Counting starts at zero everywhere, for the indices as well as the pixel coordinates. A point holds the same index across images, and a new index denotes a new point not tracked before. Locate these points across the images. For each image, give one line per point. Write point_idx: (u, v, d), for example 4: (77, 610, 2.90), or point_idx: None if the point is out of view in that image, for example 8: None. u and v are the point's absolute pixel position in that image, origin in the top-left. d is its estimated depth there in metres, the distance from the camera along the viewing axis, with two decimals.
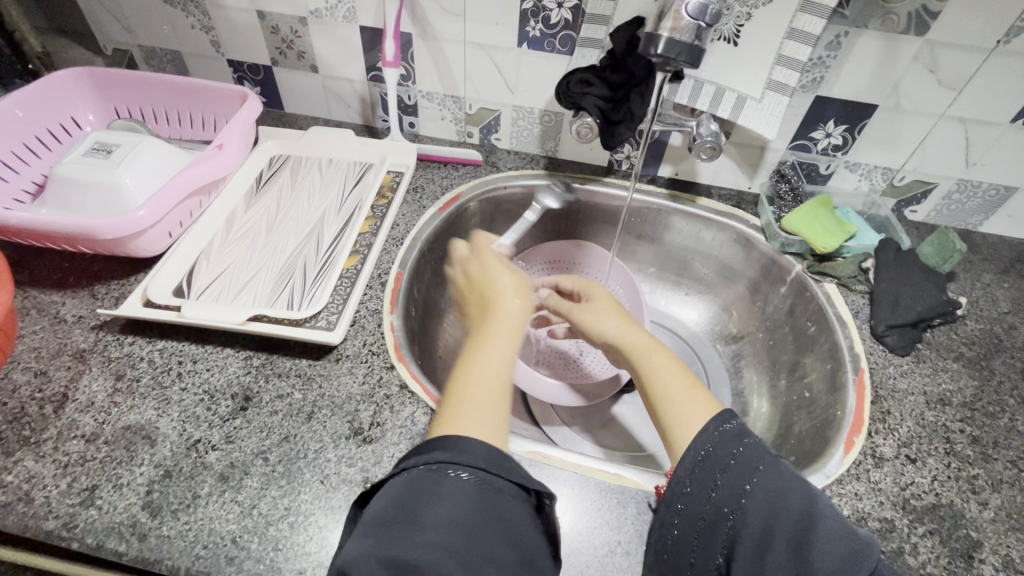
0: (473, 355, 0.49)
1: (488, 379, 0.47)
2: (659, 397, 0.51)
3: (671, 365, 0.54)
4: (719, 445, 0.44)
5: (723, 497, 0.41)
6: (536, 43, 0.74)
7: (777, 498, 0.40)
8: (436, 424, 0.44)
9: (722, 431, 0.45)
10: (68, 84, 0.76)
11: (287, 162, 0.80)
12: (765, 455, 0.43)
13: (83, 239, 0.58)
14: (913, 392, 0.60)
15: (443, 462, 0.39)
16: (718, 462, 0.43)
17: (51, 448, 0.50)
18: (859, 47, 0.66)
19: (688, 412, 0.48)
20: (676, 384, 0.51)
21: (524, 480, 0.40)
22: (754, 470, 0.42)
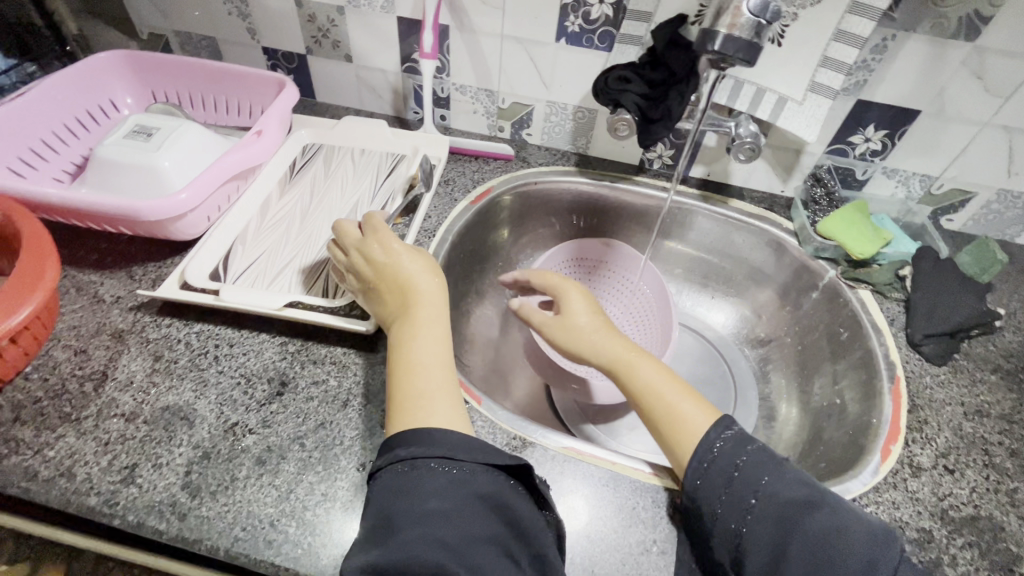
0: (408, 342, 0.51)
1: (434, 367, 0.50)
2: (658, 410, 0.50)
3: (655, 372, 0.52)
4: (724, 454, 0.45)
5: (733, 502, 0.43)
6: (574, 38, 0.73)
7: (779, 504, 0.41)
8: (396, 419, 0.47)
9: (723, 440, 0.46)
10: (107, 66, 0.76)
11: (320, 151, 0.80)
12: (769, 462, 0.44)
13: (125, 220, 0.58)
14: (950, 403, 0.60)
15: (419, 460, 0.43)
16: (721, 473, 0.45)
17: (92, 425, 0.50)
18: (905, 52, 0.65)
19: (689, 422, 0.48)
20: (670, 392, 0.51)
21: (497, 464, 0.44)
22: (762, 476, 0.43)
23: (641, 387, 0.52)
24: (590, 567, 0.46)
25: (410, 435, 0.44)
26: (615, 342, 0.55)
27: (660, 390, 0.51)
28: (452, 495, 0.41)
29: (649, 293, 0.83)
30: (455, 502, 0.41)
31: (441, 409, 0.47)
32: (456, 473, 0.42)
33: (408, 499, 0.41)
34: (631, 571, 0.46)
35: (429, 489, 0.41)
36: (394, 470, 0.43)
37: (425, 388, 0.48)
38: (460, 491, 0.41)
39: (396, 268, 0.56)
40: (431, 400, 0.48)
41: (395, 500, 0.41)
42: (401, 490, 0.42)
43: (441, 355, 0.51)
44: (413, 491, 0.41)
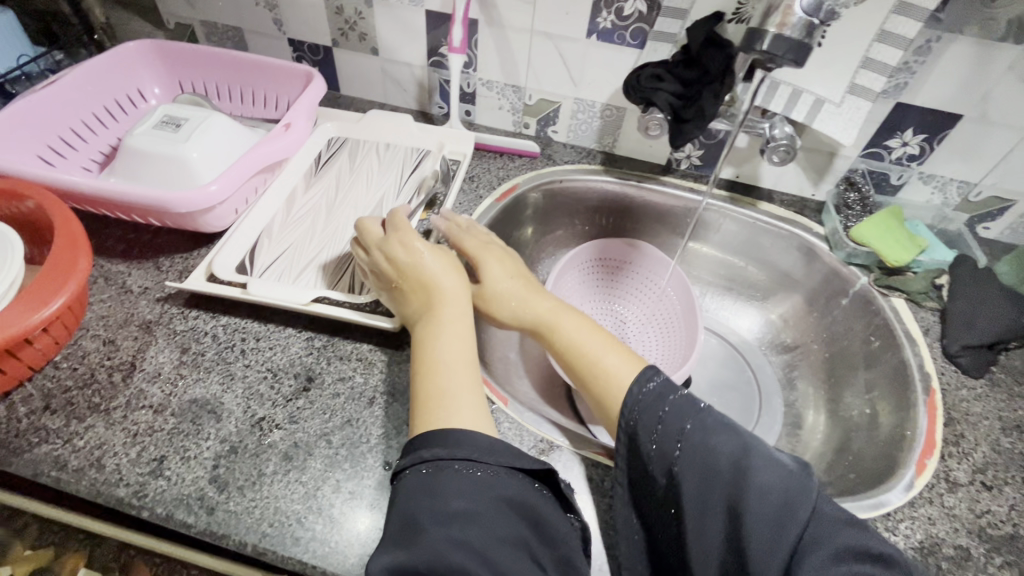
0: (429, 342, 0.51)
1: (455, 365, 0.50)
2: (586, 364, 0.51)
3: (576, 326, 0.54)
4: (645, 405, 0.44)
5: (660, 454, 0.42)
6: (606, 34, 0.72)
7: (708, 456, 0.40)
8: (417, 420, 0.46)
9: (645, 391, 0.45)
10: (135, 56, 0.76)
11: (346, 145, 0.79)
12: (690, 407, 0.43)
13: (155, 211, 0.58)
14: (988, 417, 0.58)
15: (444, 459, 0.42)
16: (650, 426, 0.43)
17: (121, 416, 0.50)
18: (950, 54, 0.63)
19: (614, 373, 0.49)
20: (593, 343, 0.52)
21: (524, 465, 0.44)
22: (686, 423, 0.42)
23: (568, 344, 0.53)
24: None
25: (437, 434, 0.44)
26: (542, 300, 0.57)
27: (585, 344, 0.52)
28: (477, 497, 0.40)
29: (673, 297, 0.81)
30: (482, 505, 0.40)
31: (465, 410, 0.46)
32: (482, 475, 0.42)
33: (432, 498, 0.40)
34: None
35: (455, 490, 0.40)
36: (421, 471, 0.42)
37: (449, 387, 0.48)
38: (487, 494, 0.41)
39: (424, 269, 0.55)
40: (455, 400, 0.47)
41: (420, 499, 0.40)
42: (425, 490, 0.41)
43: (465, 356, 0.51)
44: (434, 489, 0.41)
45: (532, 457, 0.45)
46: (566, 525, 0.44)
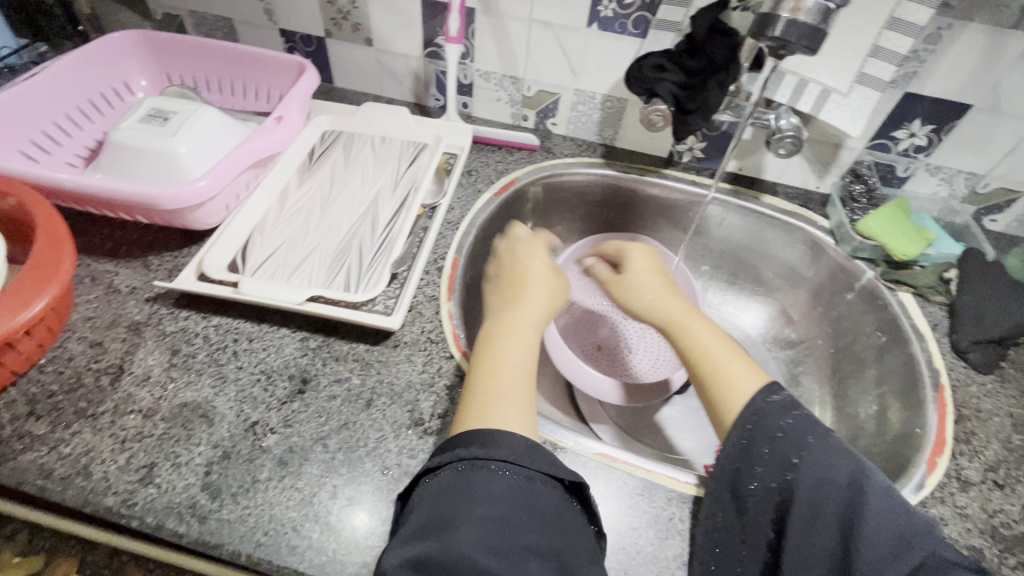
0: (497, 346, 0.51)
1: (516, 371, 0.49)
2: (706, 371, 0.51)
3: (712, 335, 0.54)
4: (771, 416, 0.45)
5: (773, 468, 0.44)
6: (607, 23, 0.70)
7: (823, 474, 0.41)
8: (463, 419, 0.46)
9: (770, 402, 0.46)
10: (121, 47, 0.74)
11: (340, 138, 0.77)
12: (815, 428, 0.44)
13: (142, 207, 0.56)
14: (998, 413, 0.57)
15: (481, 459, 0.41)
16: (764, 435, 0.45)
17: (109, 421, 0.48)
18: (960, 42, 0.61)
19: (734, 382, 0.49)
20: (713, 353, 0.52)
21: (553, 469, 0.42)
22: (802, 450, 0.43)
23: (695, 349, 0.53)
24: None
25: (477, 436, 0.43)
26: (673, 304, 0.58)
27: (709, 349, 0.52)
28: (509, 502, 0.39)
29: None
30: (512, 510, 0.38)
31: (515, 414, 0.46)
32: (516, 478, 0.40)
33: (464, 500, 0.39)
34: None
35: (486, 494, 0.39)
36: (454, 470, 0.41)
37: (507, 388, 0.47)
38: (519, 499, 0.39)
39: (526, 268, 0.59)
40: (511, 402, 0.47)
41: (451, 501, 0.39)
42: (456, 491, 0.39)
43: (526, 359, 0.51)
44: (467, 490, 0.39)
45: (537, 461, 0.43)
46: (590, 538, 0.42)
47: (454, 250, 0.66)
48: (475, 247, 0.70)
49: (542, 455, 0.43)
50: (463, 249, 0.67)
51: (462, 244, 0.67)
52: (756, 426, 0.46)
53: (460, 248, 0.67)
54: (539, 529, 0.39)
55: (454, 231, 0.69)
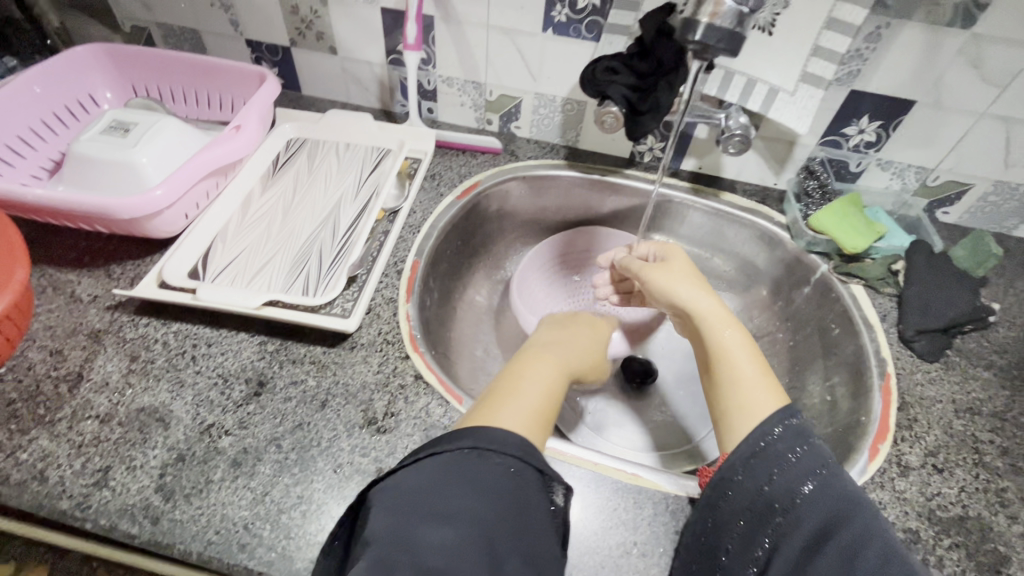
0: (519, 368, 0.53)
1: (534, 389, 0.50)
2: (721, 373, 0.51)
3: (741, 341, 0.52)
4: (783, 439, 0.43)
5: (778, 492, 0.41)
6: (561, 28, 0.71)
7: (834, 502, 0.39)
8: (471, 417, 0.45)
9: (785, 427, 0.44)
10: (86, 61, 0.75)
11: (304, 145, 0.79)
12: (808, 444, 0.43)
13: (100, 217, 0.57)
14: (941, 400, 0.59)
15: (483, 448, 0.40)
16: (776, 457, 0.43)
17: (66, 427, 0.50)
18: (900, 40, 0.63)
19: (754, 403, 0.47)
20: (750, 369, 0.50)
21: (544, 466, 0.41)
22: (811, 478, 0.41)
23: (719, 348, 0.52)
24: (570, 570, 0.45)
25: (479, 428, 0.41)
26: (703, 295, 0.56)
27: (732, 352, 0.51)
28: (504, 496, 0.37)
29: None
30: (504, 507, 0.37)
31: (521, 421, 0.45)
32: (513, 473, 0.39)
33: (459, 486, 0.37)
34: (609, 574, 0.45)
35: (484, 485, 0.38)
36: (457, 455, 0.39)
37: (524, 399, 0.48)
38: (514, 497, 0.38)
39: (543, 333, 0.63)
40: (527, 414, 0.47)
41: (439, 485, 0.37)
42: (455, 476, 0.38)
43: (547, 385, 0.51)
44: (459, 478, 0.38)
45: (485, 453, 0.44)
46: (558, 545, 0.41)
47: (414, 253, 0.68)
48: (436, 249, 0.71)
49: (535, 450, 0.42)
50: (424, 252, 0.68)
51: (422, 247, 0.69)
52: (766, 449, 0.43)
53: (420, 251, 0.68)
54: (522, 530, 0.37)
55: (415, 234, 0.70)
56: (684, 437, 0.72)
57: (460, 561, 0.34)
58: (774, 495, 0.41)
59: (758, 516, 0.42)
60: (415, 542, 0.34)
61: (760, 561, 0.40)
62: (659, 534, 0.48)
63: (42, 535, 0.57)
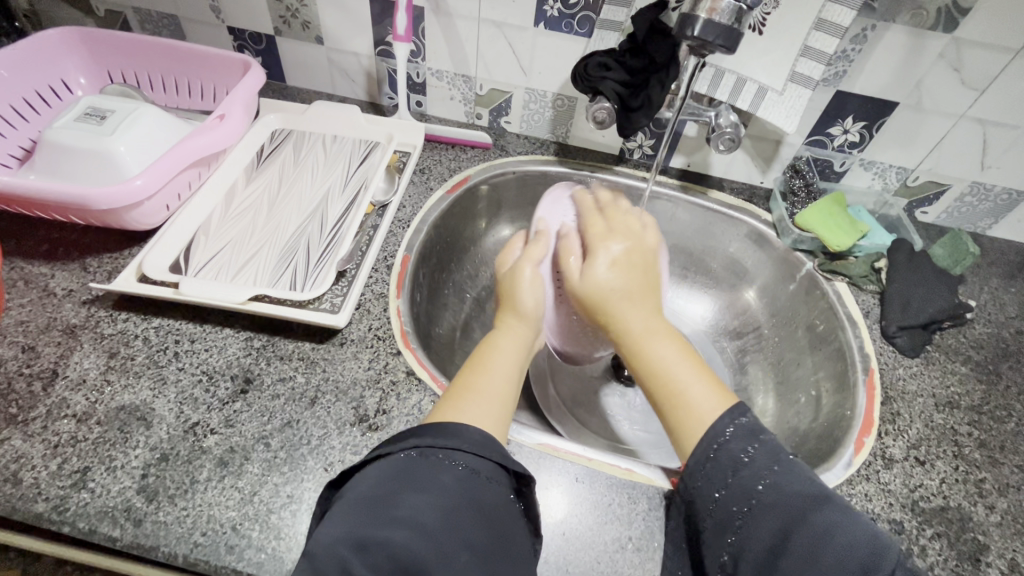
0: (487, 355, 0.52)
1: (500, 379, 0.50)
2: (656, 398, 0.47)
3: (669, 349, 0.48)
4: (736, 439, 0.42)
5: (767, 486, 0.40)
6: (553, 23, 0.71)
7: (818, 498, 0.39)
8: (437, 411, 0.47)
9: (738, 425, 0.42)
10: (58, 44, 0.72)
11: (290, 137, 0.77)
12: (783, 454, 0.41)
13: (76, 208, 0.55)
14: (921, 394, 0.60)
15: (432, 447, 0.42)
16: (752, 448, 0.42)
17: (40, 427, 0.47)
18: (885, 42, 0.64)
19: (694, 412, 0.44)
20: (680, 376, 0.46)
21: (503, 460, 0.43)
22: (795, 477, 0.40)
23: (646, 355, 0.48)
24: (566, 566, 0.45)
25: (437, 427, 0.44)
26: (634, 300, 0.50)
27: (658, 362, 0.47)
28: (450, 490, 0.39)
29: None
30: (452, 501, 0.39)
31: (481, 416, 0.46)
32: (461, 468, 0.41)
33: (408, 481, 0.39)
34: (605, 569, 0.45)
35: (431, 479, 0.40)
36: (405, 455, 0.42)
37: (488, 391, 0.48)
38: (462, 489, 0.40)
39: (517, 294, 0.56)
40: (488, 403, 0.47)
41: (393, 483, 0.39)
42: (404, 475, 0.40)
43: (515, 366, 0.52)
44: (412, 479, 0.40)
45: (490, 446, 0.43)
46: (525, 539, 0.42)
47: (404, 248, 0.66)
48: (426, 245, 0.70)
49: (497, 447, 0.44)
50: (413, 247, 0.67)
51: (412, 242, 0.68)
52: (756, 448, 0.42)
53: (410, 246, 0.67)
54: (474, 528, 0.38)
55: (404, 229, 0.69)
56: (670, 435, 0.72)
57: (406, 557, 0.35)
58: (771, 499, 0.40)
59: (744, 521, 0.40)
60: (361, 541, 0.35)
61: None
62: (653, 528, 0.48)
63: (6, 537, 0.55)
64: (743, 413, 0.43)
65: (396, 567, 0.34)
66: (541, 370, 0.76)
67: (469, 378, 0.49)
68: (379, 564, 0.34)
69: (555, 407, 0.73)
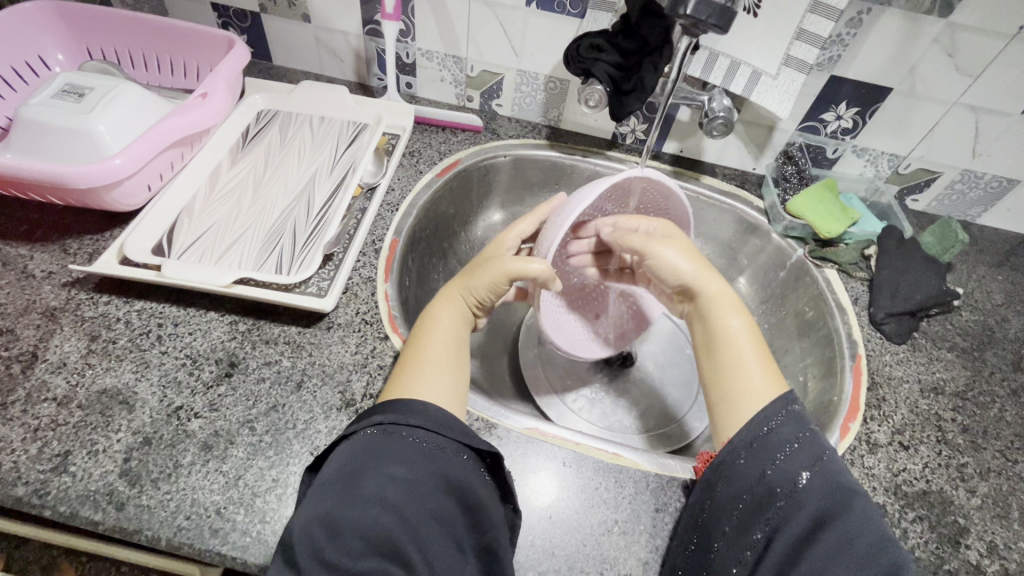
0: (424, 330, 0.52)
1: (441, 353, 0.50)
2: (725, 357, 0.49)
3: (745, 326, 0.51)
4: (787, 425, 0.43)
5: (786, 468, 0.41)
6: (545, 2, 0.69)
7: (833, 489, 0.39)
8: (391, 389, 0.47)
9: (789, 411, 0.43)
10: (33, 18, 0.69)
11: (276, 118, 0.75)
12: (820, 442, 0.42)
13: (53, 187, 0.53)
14: (907, 380, 0.61)
15: (396, 425, 0.42)
16: (779, 442, 0.42)
17: (20, 410, 0.47)
18: (880, 26, 0.63)
19: (754, 388, 0.47)
20: (750, 356, 0.49)
21: (466, 438, 0.43)
22: (810, 465, 0.40)
23: (722, 334, 0.51)
24: (552, 549, 0.46)
25: (402, 402, 0.44)
26: (713, 279, 0.54)
27: (733, 336, 0.50)
28: (417, 466, 0.40)
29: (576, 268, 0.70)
30: (419, 476, 0.40)
31: (430, 387, 0.47)
32: (426, 444, 0.41)
33: (372, 461, 0.40)
34: (592, 552, 0.46)
35: (394, 458, 0.40)
36: (366, 434, 0.42)
37: (434, 360, 0.49)
38: (429, 466, 0.40)
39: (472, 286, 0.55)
40: (434, 377, 0.48)
41: (360, 463, 0.39)
42: (372, 453, 0.40)
43: (454, 336, 0.53)
44: (377, 458, 0.40)
45: (478, 438, 0.44)
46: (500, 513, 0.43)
47: (392, 232, 0.66)
48: (415, 229, 0.69)
49: (459, 426, 0.43)
50: (402, 231, 0.66)
51: (401, 226, 0.67)
52: (771, 433, 0.42)
53: (399, 230, 0.66)
54: (441, 501, 0.40)
55: (393, 213, 0.68)
56: (659, 421, 0.72)
57: (376, 535, 0.36)
58: (777, 480, 0.40)
59: (748, 503, 0.41)
60: (330, 524, 0.37)
61: (760, 544, 0.39)
62: (639, 512, 0.48)
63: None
64: (794, 402, 0.44)
65: (370, 545, 0.36)
66: (530, 357, 0.76)
67: (414, 354, 0.50)
68: (351, 547, 0.36)
69: (544, 393, 0.73)
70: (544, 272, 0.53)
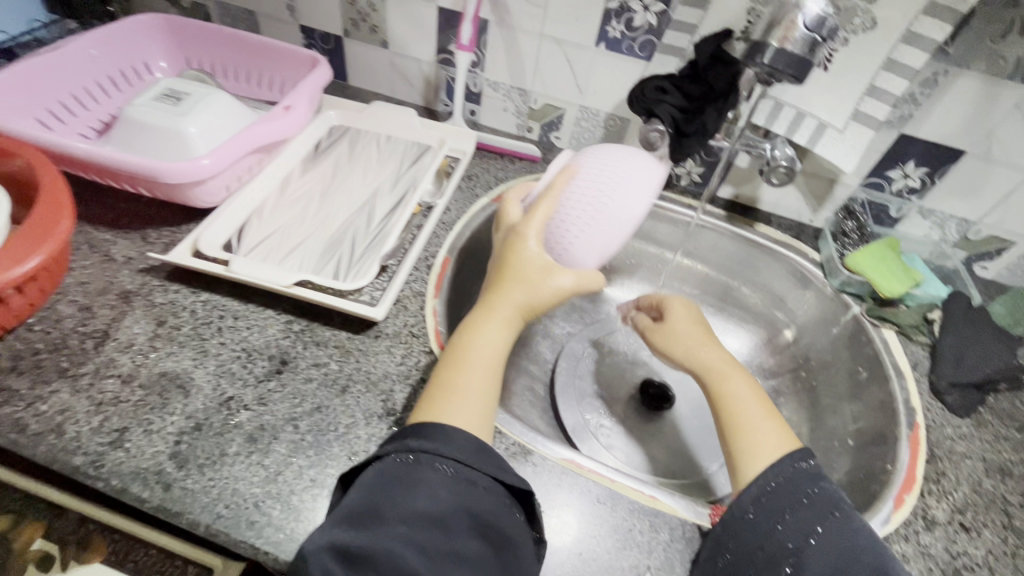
0: (462, 343, 0.52)
1: (481, 367, 0.50)
2: (731, 426, 0.51)
3: (747, 390, 0.53)
4: (790, 481, 0.44)
5: (797, 523, 0.42)
6: (614, 44, 0.72)
7: (848, 549, 0.40)
8: (427, 405, 0.47)
9: (796, 468, 0.45)
10: (145, 29, 0.77)
11: (346, 133, 0.79)
12: (841, 503, 0.43)
13: (145, 179, 0.57)
14: (970, 457, 0.57)
15: (429, 451, 0.42)
16: (788, 496, 0.43)
17: (88, 383, 0.50)
18: (956, 88, 0.62)
19: (762, 441, 0.48)
20: (755, 416, 0.50)
21: (496, 471, 0.43)
22: (821, 523, 0.41)
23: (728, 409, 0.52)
24: None
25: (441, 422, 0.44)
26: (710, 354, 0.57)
27: (743, 410, 0.51)
28: (448, 492, 0.40)
29: None
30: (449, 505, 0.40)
31: (467, 409, 0.47)
32: (458, 469, 0.42)
33: (403, 483, 0.40)
34: None
35: (425, 482, 0.41)
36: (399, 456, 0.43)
37: (474, 379, 0.49)
38: (460, 493, 0.41)
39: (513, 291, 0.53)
40: (471, 397, 0.48)
41: (391, 487, 0.40)
42: (404, 476, 0.41)
43: (492, 355, 0.52)
44: (409, 483, 0.40)
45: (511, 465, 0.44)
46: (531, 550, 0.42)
47: (445, 250, 0.67)
48: (466, 249, 0.71)
49: (491, 458, 0.44)
50: (454, 250, 0.68)
51: (453, 245, 0.68)
52: (777, 488, 0.44)
53: (451, 249, 0.68)
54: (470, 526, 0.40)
55: (447, 231, 0.70)
56: (693, 468, 0.70)
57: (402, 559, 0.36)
58: (789, 537, 0.41)
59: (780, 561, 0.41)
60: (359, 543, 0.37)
61: None
62: (673, 561, 0.46)
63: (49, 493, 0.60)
64: (800, 459, 0.46)
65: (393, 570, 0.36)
66: (566, 387, 0.75)
67: (450, 372, 0.49)
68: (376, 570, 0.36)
69: (578, 425, 0.71)
70: (590, 278, 0.53)
